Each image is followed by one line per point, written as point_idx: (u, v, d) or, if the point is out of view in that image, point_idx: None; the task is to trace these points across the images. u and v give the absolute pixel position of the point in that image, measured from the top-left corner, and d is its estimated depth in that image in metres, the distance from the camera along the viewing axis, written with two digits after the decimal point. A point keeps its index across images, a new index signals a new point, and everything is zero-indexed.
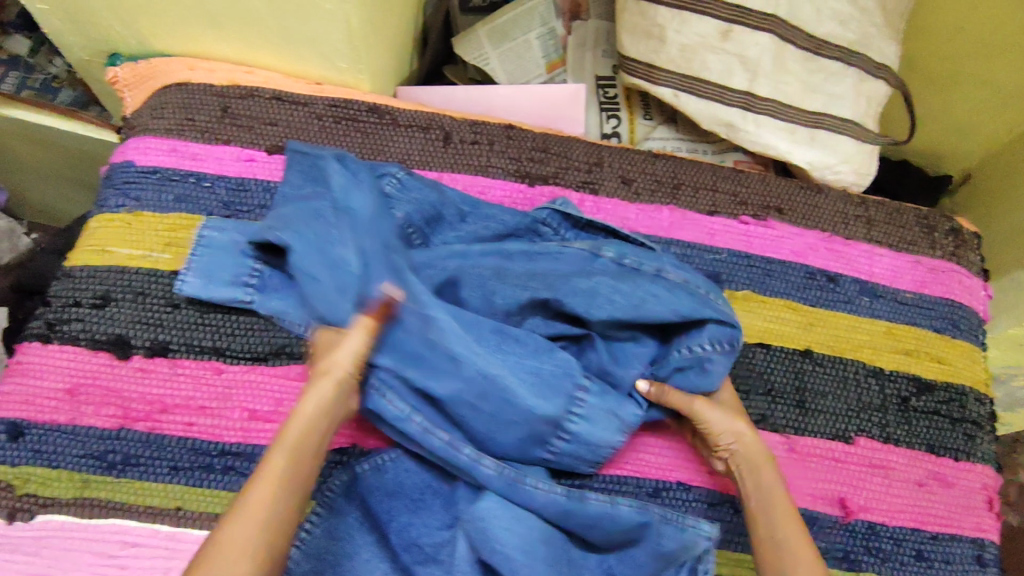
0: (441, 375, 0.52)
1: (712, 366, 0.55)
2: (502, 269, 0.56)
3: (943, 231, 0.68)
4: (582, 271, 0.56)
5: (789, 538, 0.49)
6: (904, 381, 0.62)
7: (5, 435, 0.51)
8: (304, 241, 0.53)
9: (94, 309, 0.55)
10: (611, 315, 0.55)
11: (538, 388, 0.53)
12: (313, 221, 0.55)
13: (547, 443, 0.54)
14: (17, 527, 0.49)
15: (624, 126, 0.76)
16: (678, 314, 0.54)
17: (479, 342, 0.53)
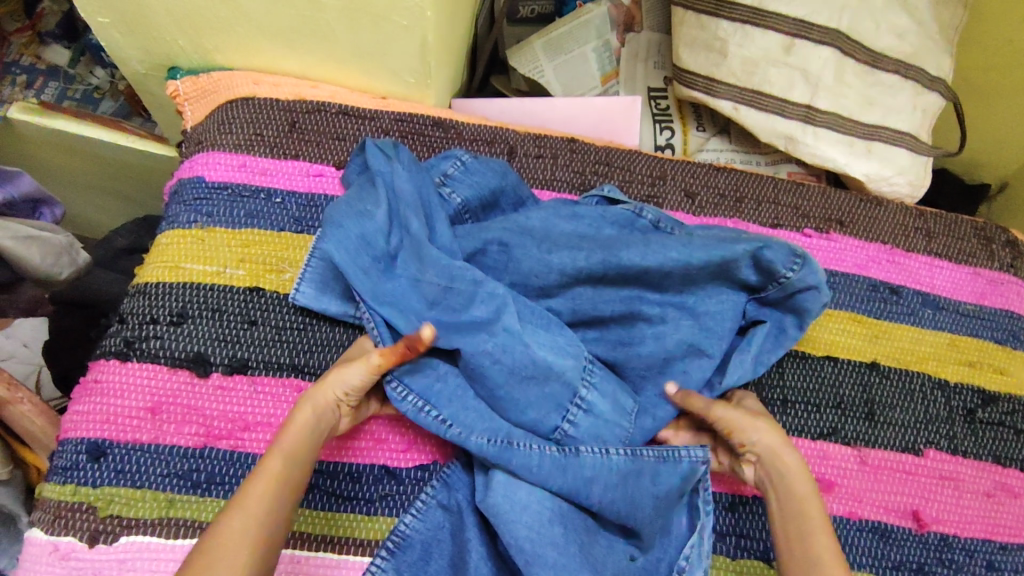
0: (500, 352, 0.51)
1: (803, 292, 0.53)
2: (552, 235, 0.56)
3: (1000, 243, 0.69)
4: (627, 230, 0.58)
5: (822, 555, 0.44)
6: (969, 393, 0.62)
7: (87, 454, 0.51)
8: (348, 215, 0.54)
9: (171, 326, 0.55)
10: (669, 266, 0.53)
11: (550, 347, 0.53)
12: (368, 219, 0.54)
13: (564, 413, 0.52)
14: (100, 550, 0.49)
15: (678, 138, 0.76)
16: (714, 257, 0.52)
17: (503, 302, 0.53)
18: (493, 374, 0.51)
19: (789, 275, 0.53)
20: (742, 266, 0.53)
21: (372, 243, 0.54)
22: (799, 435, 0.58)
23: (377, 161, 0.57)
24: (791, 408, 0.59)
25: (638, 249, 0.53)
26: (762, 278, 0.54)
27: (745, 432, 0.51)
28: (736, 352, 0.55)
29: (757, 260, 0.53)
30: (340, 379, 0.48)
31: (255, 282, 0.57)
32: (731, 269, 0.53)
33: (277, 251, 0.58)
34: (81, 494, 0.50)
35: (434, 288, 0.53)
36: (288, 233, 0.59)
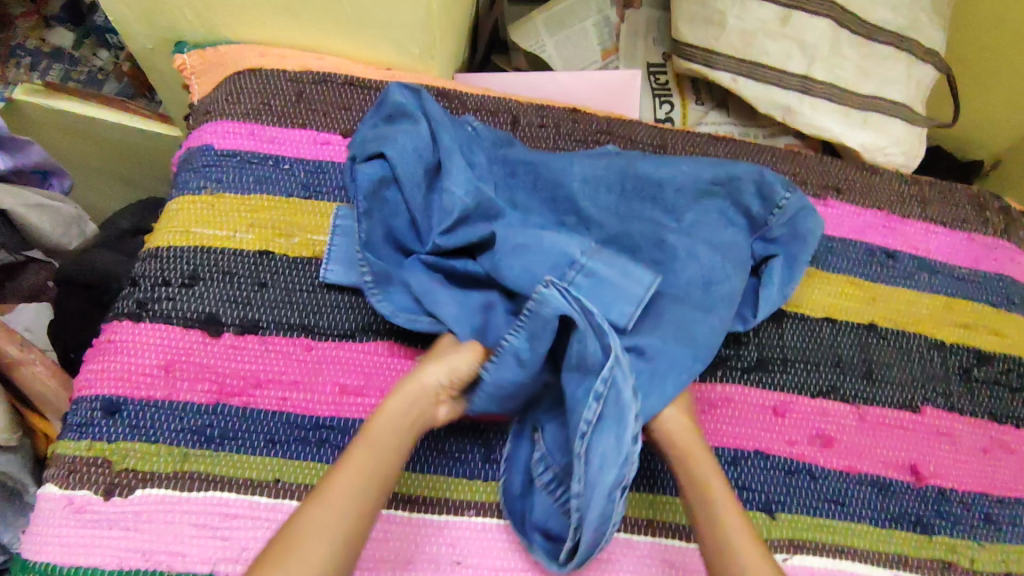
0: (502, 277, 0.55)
1: (808, 230, 0.60)
2: (568, 171, 0.60)
3: (993, 210, 0.70)
4: (630, 166, 0.61)
5: (732, 539, 0.45)
6: (965, 353, 0.63)
7: (102, 411, 0.51)
8: (399, 149, 0.56)
9: (183, 288, 0.55)
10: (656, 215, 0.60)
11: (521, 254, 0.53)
12: (410, 164, 0.56)
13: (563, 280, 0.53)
14: (114, 503, 0.49)
15: (677, 111, 0.78)
16: (710, 180, 0.60)
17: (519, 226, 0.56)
18: (511, 270, 0.53)
19: (786, 200, 0.59)
20: (746, 192, 0.60)
21: (412, 187, 0.56)
22: (800, 392, 0.59)
23: (402, 101, 0.59)
24: (791, 366, 0.60)
25: (651, 162, 0.61)
26: (763, 207, 0.60)
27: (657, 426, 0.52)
28: (763, 288, 0.60)
29: (758, 183, 0.60)
30: (442, 369, 0.50)
31: (264, 245, 0.58)
32: (736, 193, 0.60)
33: (285, 217, 0.59)
34: (96, 450, 0.50)
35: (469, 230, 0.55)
36: (296, 199, 0.60)
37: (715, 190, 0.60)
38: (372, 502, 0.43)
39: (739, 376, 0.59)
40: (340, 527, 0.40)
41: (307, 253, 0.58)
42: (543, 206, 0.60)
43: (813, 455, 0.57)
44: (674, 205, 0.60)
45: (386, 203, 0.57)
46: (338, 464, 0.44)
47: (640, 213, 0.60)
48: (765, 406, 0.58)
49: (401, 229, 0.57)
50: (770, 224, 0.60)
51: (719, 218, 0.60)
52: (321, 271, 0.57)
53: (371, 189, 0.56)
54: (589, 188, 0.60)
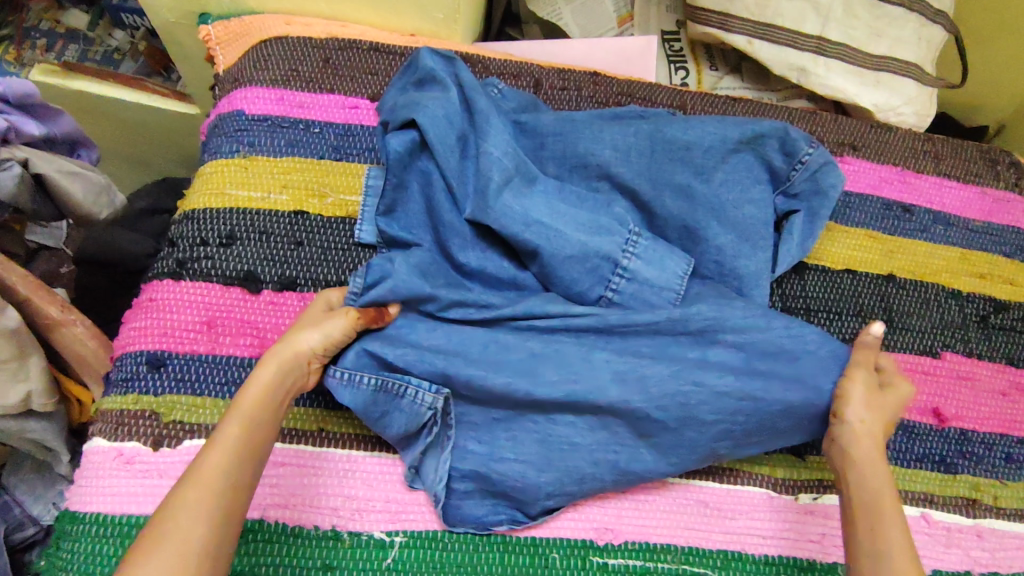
0: (541, 242, 0.54)
1: (829, 187, 0.60)
2: (598, 126, 0.59)
3: (1005, 164, 0.72)
4: (660, 126, 0.59)
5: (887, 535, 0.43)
6: (982, 301, 0.65)
7: (147, 365, 0.52)
8: (431, 113, 0.56)
9: (221, 248, 0.56)
10: (683, 176, 0.58)
11: (586, 227, 0.56)
12: (443, 130, 0.56)
13: (608, 280, 0.55)
14: (164, 453, 0.50)
15: (692, 77, 0.79)
16: (738, 139, 0.59)
17: (555, 203, 0.56)
18: (568, 260, 0.55)
19: (808, 155, 0.60)
20: (769, 149, 0.60)
21: (445, 155, 0.56)
22: None
23: (432, 65, 0.59)
24: (814, 316, 0.62)
25: (679, 125, 0.59)
26: (786, 163, 0.60)
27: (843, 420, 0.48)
28: (782, 243, 0.60)
29: (782, 140, 0.60)
30: (310, 341, 0.48)
31: (298, 205, 0.59)
32: (760, 150, 0.60)
33: (318, 178, 0.60)
34: (142, 403, 0.51)
35: (503, 203, 0.54)
36: (328, 161, 0.61)
37: (741, 149, 0.59)
38: (247, 477, 0.41)
39: None
40: (217, 509, 0.38)
41: (340, 212, 0.59)
42: (573, 174, 0.59)
43: None
44: (703, 167, 0.58)
45: (419, 171, 0.57)
46: (210, 443, 0.41)
47: (671, 177, 0.58)
48: None
49: (438, 199, 0.57)
50: (793, 180, 0.60)
51: (747, 174, 0.59)
52: (355, 231, 0.58)
53: (403, 159, 0.56)
54: (619, 154, 0.58)
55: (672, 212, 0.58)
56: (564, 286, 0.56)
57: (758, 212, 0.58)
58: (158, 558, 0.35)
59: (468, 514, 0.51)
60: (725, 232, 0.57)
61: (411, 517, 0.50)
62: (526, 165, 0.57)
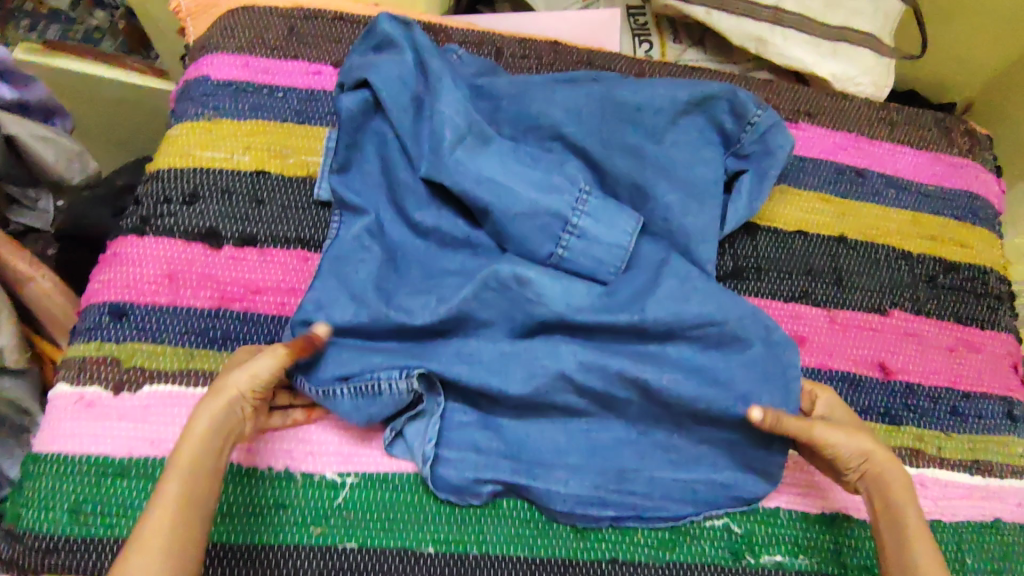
0: (492, 200, 0.56)
1: (777, 147, 0.62)
2: (551, 88, 0.61)
3: (959, 131, 0.74)
4: (612, 88, 0.60)
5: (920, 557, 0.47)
6: (931, 262, 0.66)
7: (109, 315, 0.54)
8: (385, 77, 0.58)
9: (184, 205, 0.58)
10: (633, 136, 0.60)
11: (539, 186, 0.57)
12: (395, 91, 0.58)
13: (559, 237, 0.56)
14: (124, 397, 0.52)
15: (656, 50, 0.80)
16: (687, 100, 0.60)
17: (506, 162, 0.57)
18: (518, 217, 0.56)
19: (757, 116, 0.61)
20: (719, 111, 0.61)
21: (397, 115, 0.58)
22: (774, 297, 0.62)
23: (391, 30, 0.61)
24: (764, 274, 0.63)
25: (629, 87, 0.60)
26: (736, 125, 0.62)
27: (844, 447, 0.50)
28: (731, 202, 0.61)
29: (730, 103, 0.61)
30: (241, 378, 0.47)
31: (261, 165, 0.61)
32: (710, 111, 0.61)
33: (281, 140, 0.62)
34: (104, 350, 0.53)
35: (456, 158, 0.56)
36: (291, 124, 0.63)
37: (690, 110, 0.61)
38: (194, 531, 0.42)
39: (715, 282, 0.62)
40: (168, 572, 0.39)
41: (301, 172, 0.61)
42: (527, 136, 0.60)
43: None
44: (654, 128, 0.60)
45: (374, 133, 0.60)
46: (151, 503, 0.42)
47: (620, 138, 0.60)
48: None
49: (393, 158, 0.59)
50: (743, 140, 0.62)
51: (696, 136, 0.61)
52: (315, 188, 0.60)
53: (356, 119, 0.59)
54: (571, 115, 0.60)
55: (621, 170, 0.59)
56: (517, 243, 0.57)
57: (707, 172, 0.60)
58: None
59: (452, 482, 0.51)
60: (674, 190, 0.59)
61: (363, 459, 0.52)
62: (479, 124, 0.58)
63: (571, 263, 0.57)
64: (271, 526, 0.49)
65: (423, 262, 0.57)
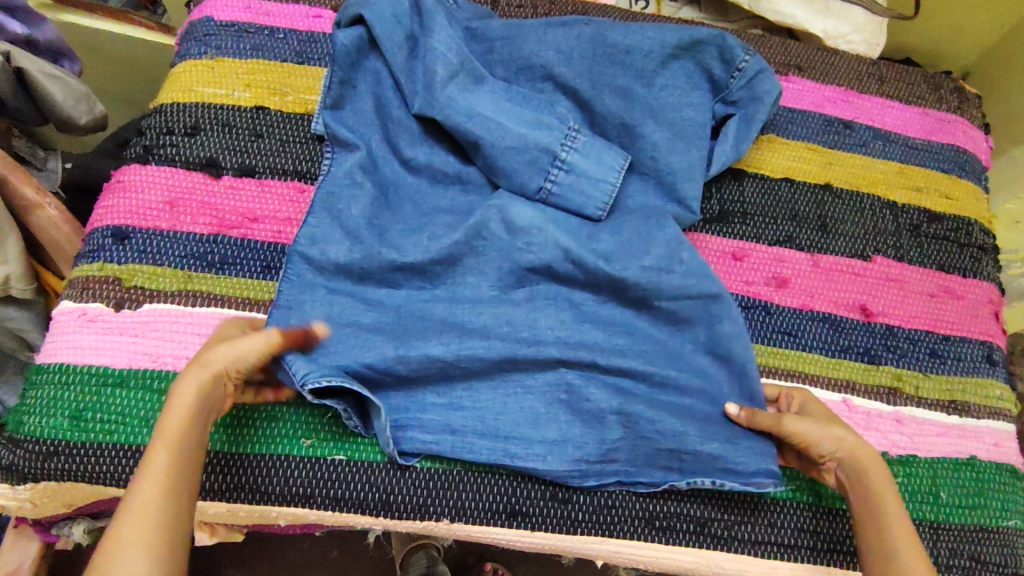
0: (482, 134, 0.57)
1: (764, 93, 0.63)
2: (543, 30, 0.62)
3: (949, 89, 0.74)
4: (603, 31, 0.62)
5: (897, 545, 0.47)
6: (916, 212, 0.68)
7: (111, 237, 0.56)
8: (380, 14, 0.59)
9: (186, 137, 0.60)
10: (622, 79, 0.61)
11: (530, 122, 0.58)
12: (389, 29, 0.59)
13: (547, 172, 0.58)
14: (125, 314, 0.54)
15: (652, 6, 0.80)
16: (676, 44, 0.62)
17: (496, 101, 0.59)
18: (508, 152, 0.57)
19: (745, 62, 0.62)
20: (708, 56, 0.62)
21: (392, 52, 0.59)
22: (758, 241, 0.64)
23: None
24: (749, 218, 0.64)
25: (620, 30, 0.62)
26: (724, 70, 0.63)
27: (822, 445, 0.50)
28: (717, 145, 0.63)
29: (719, 48, 0.62)
30: (222, 355, 0.46)
31: (260, 102, 0.63)
32: (699, 56, 0.62)
33: (281, 79, 0.64)
34: (106, 270, 0.55)
35: (448, 94, 0.58)
36: (290, 63, 0.65)
37: (680, 54, 0.62)
38: (180, 504, 0.41)
39: (701, 224, 0.63)
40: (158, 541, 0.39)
41: (300, 109, 0.63)
42: (518, 77, 0.62)
43: (767, 293, 0.62)
44: (644, 71, 0.61)
45: (369, 71, 0.61)
46: (139, 474, 0.41)
47: (610, 79, 0.61)
48: (726, 251, 0.63)
49: (387, 96, 0.60)
50: (730, 87, 0.63)
51: (685, 80, 0.62)
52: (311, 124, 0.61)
53: (351, 55, 0.59)
54: (562, 56, 0.61)
55: (610, 110, 0.60)
56: (506, 179, 0.58)
57: (695, 115, 0.61)
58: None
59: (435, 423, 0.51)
60: (661, 129, 0.60)
61: None
62: (472, 61, 0.59)
63: (560, 198, 0.58)
64: (262, 437, 0.51)
65: (415, 198, 0.59)
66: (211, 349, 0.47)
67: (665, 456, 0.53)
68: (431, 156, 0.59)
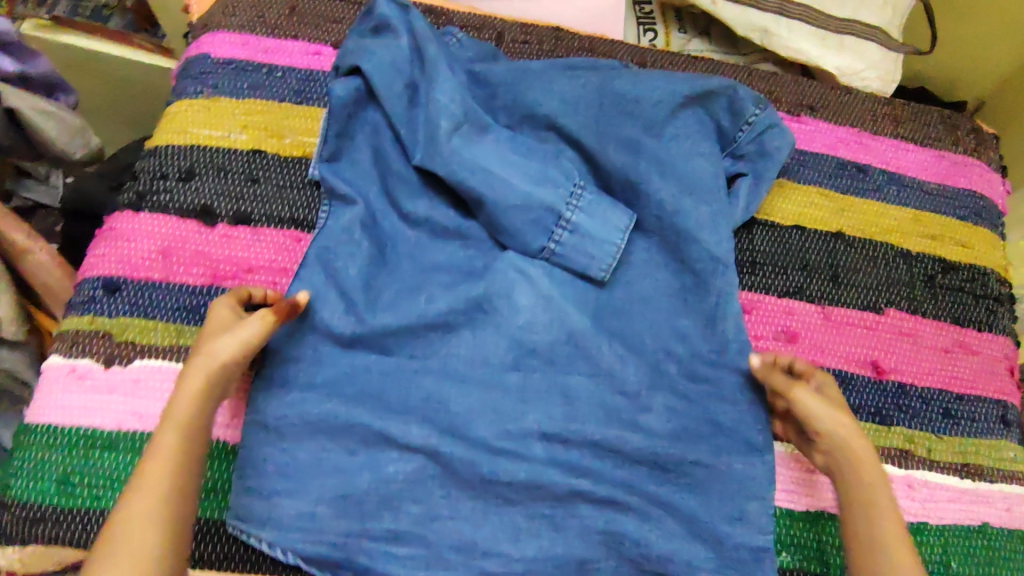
0: (483, 189, 0.56)
1: (773, 149, 0.62)
2: (548, 76, 0.60)
3: (965, 130, 0.72)
4: (609, 80, 0.60)
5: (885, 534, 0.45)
6: (930, 261, 0.66)
7: (103, 289, 0.54)
8: (379, 64, 0.58)
9: (180, 183, 0.59)
10: (629, 129, 0.59)
11: (535, 179, 0.56)
12: (389, 79, 0.58)
13: (551, 231, 0.56)
14: (115, 371, 0.52)
15: (660, 39, 0.79)
16: (686, 94, 0.60)
17: (500, 151, 0.57)
18: (508, 208, 0.56)
19: (754, 116, 0.61)
20: (717, 106, 0.61)
21: (392, 102, 0.58)
22: (768, 293, 0.62)
23: (387, 12, 0.60)
24: (759, 269, 0.62)
25: (628, 79, 0.60)
26: (731, 123, 0.61)
27: (820, 420, 0.50)
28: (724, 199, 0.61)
29: (730, 99, 0.61)
30: (228, 342, 0.46)
31: (257, 144, 0.61)
32: (708, 106, 0.61)
33: (278, 119, 0.62)
34: (97, 324, 0.54)
35: (451, 146, 0.56)
36: (288, 103, 0.63)
37: (690, 103, 0.60)
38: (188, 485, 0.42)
39: None
40: (162, 519, 0.40)
41: (297, 152, 0.61)
42: (522, 126, 0.60)
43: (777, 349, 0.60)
44: (652, 121, 0.59)
45: (367, 124, 0.59)
46: (149, 455, 0.42)
47: (618, 130, 0.59)
48: None
49: (387, 146, 0.59)
50: (739, 140, 0.62)
51: (696, 128, 0.60)
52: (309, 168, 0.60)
53: (348, 107, 0.58)
54: (567, 107, 0.59)
55: (616, 162, 0.59)
56: (508, 235, 0.57)
57: (704, 168, 0.59)
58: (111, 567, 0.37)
59: (421, 497, 0.51)
60: (670, 183, 0.58)
61: None
62: (475, 110, 0.57)
63: (562, 259, 0.57)
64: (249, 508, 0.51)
65: (413, 254, 0.57)
66: (218, 338, 0.47)
67: (660, 529, 0.52)
68: (431, 210, 0.58)
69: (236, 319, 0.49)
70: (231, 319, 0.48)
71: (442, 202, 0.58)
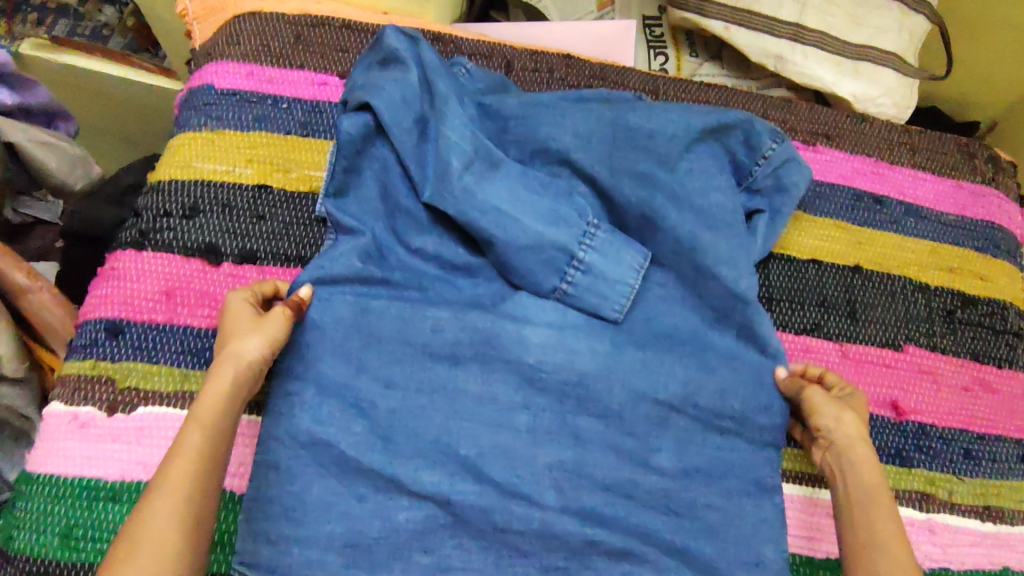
0: (495, 229, 0.54)
1: (790, 181, 0.60)
2: (560, 110, 0.59)
3: (982, 158, 0.71)
4: (623, 113, 0.59)
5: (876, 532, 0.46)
6: (949, 296, 0.64)
7: (106, 332, 0.53)
8: (388, 99, 0.56)
9: (184, 220, 0.57)
10: (644, 165, 0.58)
11: (548, 218, 0.55)
12: (398, 113, 0.56)
13: (564, 272, 0.55)
14: (118, 419, 0.51)
15: (671, 63, 0.78)
16: (701, 127, 0.58)
17: (512, 188, 0.55)
18: (521, 248, 0.54)
19: (771, 150, 0.60)
20: (733, 139, 0.60)
21: (401, 137, 0.56)
22: (785, 330, 0.60)
23: (395, 44, 0.59)
24: (775, 305, 0.61)
25: (642, 112, 0.58)
26: (748, 156, 0.60)
27: (825, 418, 0.52)
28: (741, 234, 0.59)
29: (745, 132, 0.60)
30: (258, 342, 0.47)
31: (263, 179, 0.59)
32: (723, 140, 0.59)
33: (284, 153, 0.61)
34: (100, 368, 0.52)
35: (462, 184, 0.54)
36: (293, 136, 0.62)
37: (706, 137, 0.59)
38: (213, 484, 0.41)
39: None
40: (184, 518, 0.39)
41: (304, 187, 0.60)
42: (534, 160, 0.59)
43: None
44: (667, 156, 0.58)
45: (375, 158, 0.58)
46: (173, 451, 0.41)
47: (632, 166, 0.58)
48: None
49: (395, 182, 0.57)
50: (756, 173, 0.60)
51: (711, 163, 0.59)
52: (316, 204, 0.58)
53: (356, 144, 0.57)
54: (580, 141, 0.58)
55: (630, 199, 0.57)
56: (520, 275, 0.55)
57: (721, 205, 0.57)
58: (137, 567, 0.36)
59: (432, 548, 0.49)
60: (686, 221, 0.56)
61: None
62: (486, 146, 0.56)
63: (576, 299, 0.55)
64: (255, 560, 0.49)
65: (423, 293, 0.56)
66: (246, 337, 0.47)
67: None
68: (440, 248, 0.56)
69: (258, 317, 0.49)
70: (253, 317, 0.49)
71: (452, 239, 0.57)
